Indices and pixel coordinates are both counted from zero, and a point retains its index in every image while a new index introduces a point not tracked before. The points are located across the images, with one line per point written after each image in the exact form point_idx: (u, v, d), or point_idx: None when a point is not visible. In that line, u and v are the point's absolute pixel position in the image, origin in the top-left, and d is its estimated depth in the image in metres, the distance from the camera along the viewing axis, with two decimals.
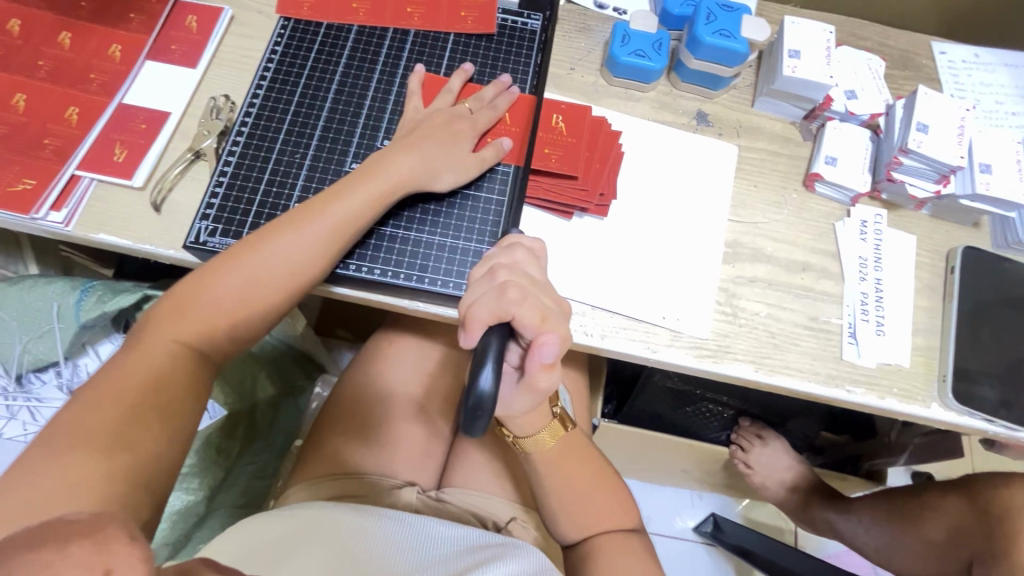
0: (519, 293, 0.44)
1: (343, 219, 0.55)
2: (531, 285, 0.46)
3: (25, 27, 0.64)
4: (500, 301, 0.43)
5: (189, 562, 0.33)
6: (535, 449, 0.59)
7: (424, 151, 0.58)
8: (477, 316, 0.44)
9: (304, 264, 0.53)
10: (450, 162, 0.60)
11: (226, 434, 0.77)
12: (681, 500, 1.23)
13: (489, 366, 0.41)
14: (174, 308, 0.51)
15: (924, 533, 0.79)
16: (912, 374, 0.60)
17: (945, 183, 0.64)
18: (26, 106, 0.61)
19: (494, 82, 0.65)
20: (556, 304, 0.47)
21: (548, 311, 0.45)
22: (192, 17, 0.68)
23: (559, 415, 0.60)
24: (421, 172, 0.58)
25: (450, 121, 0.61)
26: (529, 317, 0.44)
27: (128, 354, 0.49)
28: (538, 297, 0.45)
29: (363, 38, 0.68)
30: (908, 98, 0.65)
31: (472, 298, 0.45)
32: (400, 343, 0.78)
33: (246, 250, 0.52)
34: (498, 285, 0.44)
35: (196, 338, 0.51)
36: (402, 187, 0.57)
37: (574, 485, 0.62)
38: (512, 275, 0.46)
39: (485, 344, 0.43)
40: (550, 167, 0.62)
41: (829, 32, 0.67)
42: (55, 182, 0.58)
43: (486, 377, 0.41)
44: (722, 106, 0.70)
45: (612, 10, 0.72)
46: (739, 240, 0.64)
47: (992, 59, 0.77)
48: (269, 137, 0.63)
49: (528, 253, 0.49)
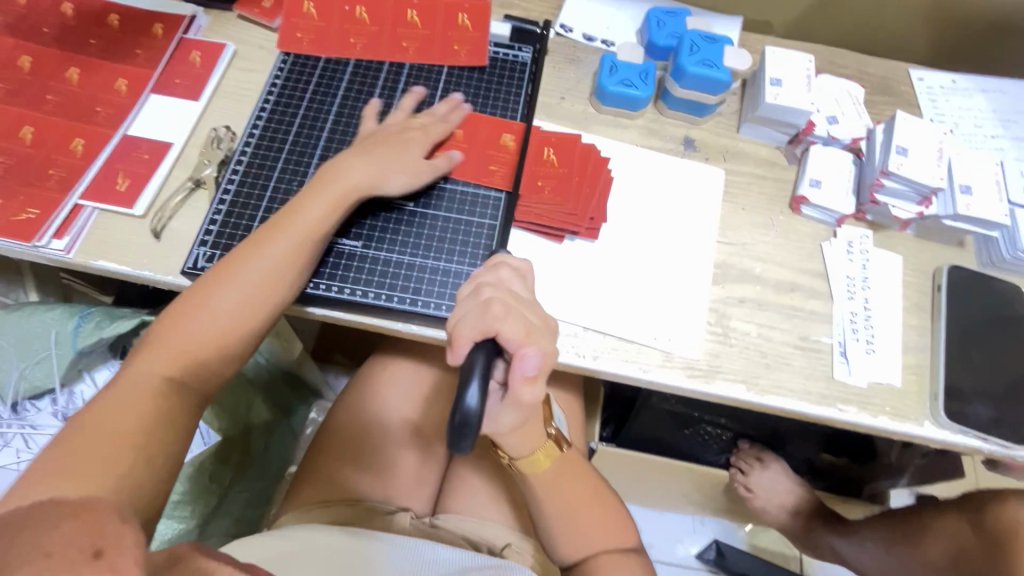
0: (503, 309, 0.45)
1: (300, 231, 0.56)
2: (516, 302, 0.47)
3: (35, 64, 0.67)
4: (485, 318, 0.44)
5: (183, 552, 0.32)
6: (529, 470, 0.59)
7: (375, 159, 0.60)
8: (463, 332, 0.45)
9: (267, 283, 0.54)
10: (399, 164, 0.61)
11: (219, 461, 0.76)
12: (682, 527, 1.21)
13: (475, 384, 0.42)
14: (154, 341, 0.52)
15: (927, 555, 0.78)
16: (904, 394, 0.60)
17: (927, 204, 0.65)
18: (32, 137, 0.63)
19: (446, 99, 0.68)
20: (541, 319, 0.48)
21: (533, 326, 0.46)
22: (196, 52, 0.70)
23: (553, 436, 0.60)
24: (371, 172, 0.59)
25: (399, 133, 0.63)
26: (513, 331, 0.45)
27: (117, 384, 0.49)
28: (523, 314, 0.46)
29: (359, 72, 0.71)
30: (887, 123, 0.67)
31: (457, 316, 0.46)
32: (396, 367, 0.78)
33: (215, 278, 0.54)
34: (482, 302, 0.46)
35: (179, 366, 0.51)
36: (354, 194, 0.59)
37: (571, 503, 0.62)
38: (496, 292, 0.47)
39: (472, 360, 0.43)
40: (542, 199, 0.64)
41: (809, 61, 0.69)
42: (59, 211, 0.60)
43: (474, 390, 0.41)
44: (708, 132, 0.72)
45: (600, 42, 0.75)
46: (728, 261, 0.65)
47: (970, 85, 0.79)
48: (267, 166, 0.65)
49: (513, 271, 0.50)
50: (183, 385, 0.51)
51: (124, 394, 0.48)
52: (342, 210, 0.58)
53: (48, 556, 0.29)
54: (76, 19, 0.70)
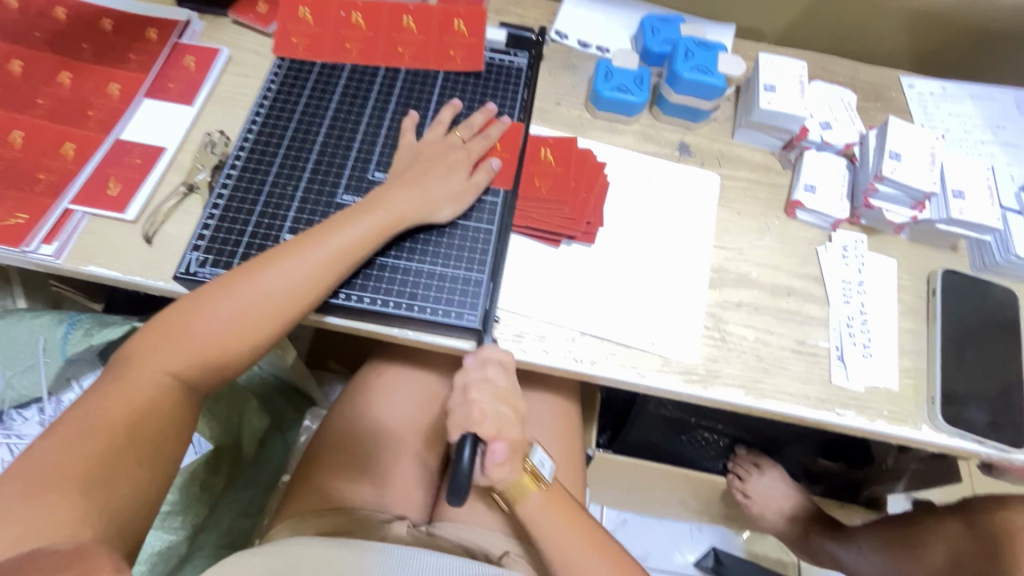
0: (481, 413, 0.54)
1: (344, 250, 0.55)
2: (497, 400, 0.55)
3: (26, 68, 0.66)
4: (468, 419, 0.54)
5: None
6: (515, 501, 0.60)
7: (424, 187, 0.60)
8: (452, 426, 0.54)
9: (292, 295, 0.53)
10: (448, 190, 0.61)
11: (211, 470, 0.75)
12: (679, 534, 1.21)
13: (463, 462, 0.51)
14: (167, 334, 0.51)
15: (923, 560, 0.78)
16: (901, 398, 0.60)
17: (920, 209, 0.65)
18: (23, 142, 0.62)
19: (484, 110, 0.68)
20: (513, 414, 0.57)
21: (504, 423, 0.56)
22: (190, 57, 0.70)
23: (530, 469, 0.60)
24: (421, 202, 0.60)
25: (443, 155, 0.63)
26: (488, 432, 0.55)
27: (119, 384, 0.48)
28: (499, 412, 0.55)
29: (356, 76, 0.71)
30: (880, 128, 0.68)
31: (449, 410, 0.55)
32: (391, 374, 0.77)
33: (238, 280, 0.53)
34: (469, 403, 0.54)
35: (188, 368, 0.51)
36: (402, 220, 0.58)
37: (558, 532, 0.60)
38: (481, 394, 0.54)
39: (459, 448, 0.52)
40: (539, 194, 0.64)
41: (802, 68, 0.70)
42: (48, 216, 0.59)
43: (465, 458, 0.51)
44: (703, 137, 0.72)
45: (595, 49, 0.76)
46: (725, 265, 0.65)
47: (960, 92, 0.80)
48: (261, 171, 0.64)
49: (499, 366, 0.56)
50: (176, 391, 0.50)
51: (113, 399, 0.47)
52: (388, 230, 0.58)
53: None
54: (68, 23, 0.70)
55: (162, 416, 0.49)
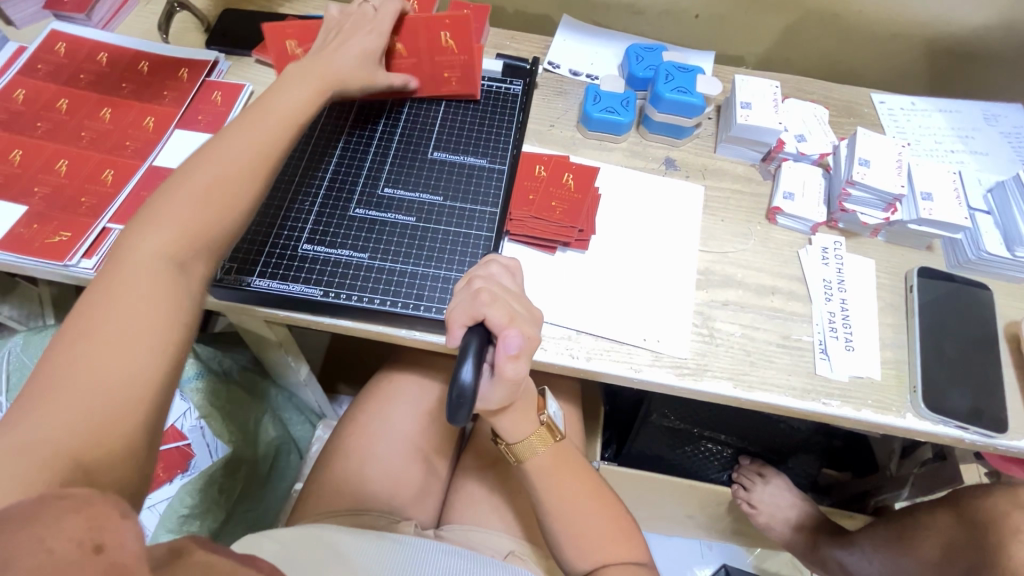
0: (490, 296, 0.52)
1: (289, 106, 0.62)
2: (505, 293, 0.53)
3: (71, 106, 0.74)
4: (474, 303, 0.51)
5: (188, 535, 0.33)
6: (525, 456, 0.64)
7: (324, 73, 0.65)
8: (457, 318, 0.51)
9: (256, 156, 0.57)
10: (348, 49, 0.68)
11: (228, 474, 0.79)
12: (689, 553, 1.20)
13: (469, 362, 0.47)
14: (141, 222, 0.49)
15: (921, 554, 0.80)
16: (884, 387, 0.63)
17: (892, 211, 0.70)
18: (67, 170, 0.69)
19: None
20: (526, 310, 0.54)
21: (516, 314, 0.52)
22: (217, 92, 0.77)
23: (546, 423, 0.64)
24: (328, 73, 0.65)
25: (361, 23, 0.69)
26: (498, 316, 0.51)
27: (119, 272, 0.45)
28: (508, 302, 0.52)
29: (366, 104, 0.78)
30: (850, 139, 0.73)
31: (451, 307, 0.53)
32: (402, 380, 0.81)
33: (196, 163, 0.54)
34: (473, 291, 0.52)
35: (182, 239, 0.49)
36: (322, 76, 0.65)
37: (570, 497, 0.64)
38: (485, 283, 0.53)
39: (466, 344, 0.49)
40: (554, 218, 0.68)
41: (775, 87, 0.76)
42: (88, 234, 0.65)
43: (470, 359, 0.47)
44: (688, 153, 0.78)
45: (585, 76, 0.83)
46: (711, 268, 0.69)
47: (928, 106, 0.86)
48: (280, 191, 0.70)
49: (502, 267, 0.57)
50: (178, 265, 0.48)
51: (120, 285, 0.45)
52: (314, 91, 0.64)
53: (51, 553, 0.24)
54: (109, 65, 0.78)
55: (163, 293, 0.45)
